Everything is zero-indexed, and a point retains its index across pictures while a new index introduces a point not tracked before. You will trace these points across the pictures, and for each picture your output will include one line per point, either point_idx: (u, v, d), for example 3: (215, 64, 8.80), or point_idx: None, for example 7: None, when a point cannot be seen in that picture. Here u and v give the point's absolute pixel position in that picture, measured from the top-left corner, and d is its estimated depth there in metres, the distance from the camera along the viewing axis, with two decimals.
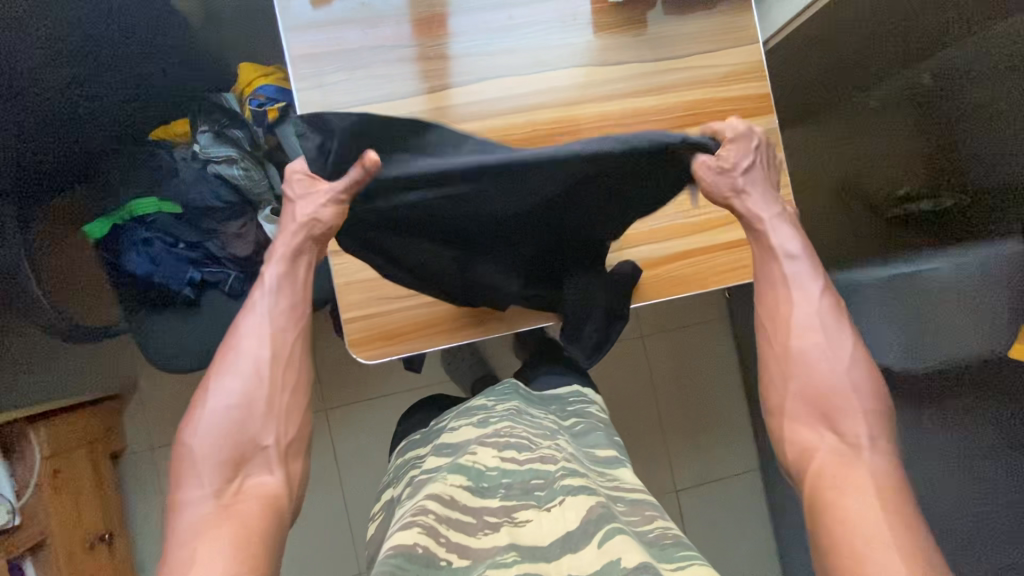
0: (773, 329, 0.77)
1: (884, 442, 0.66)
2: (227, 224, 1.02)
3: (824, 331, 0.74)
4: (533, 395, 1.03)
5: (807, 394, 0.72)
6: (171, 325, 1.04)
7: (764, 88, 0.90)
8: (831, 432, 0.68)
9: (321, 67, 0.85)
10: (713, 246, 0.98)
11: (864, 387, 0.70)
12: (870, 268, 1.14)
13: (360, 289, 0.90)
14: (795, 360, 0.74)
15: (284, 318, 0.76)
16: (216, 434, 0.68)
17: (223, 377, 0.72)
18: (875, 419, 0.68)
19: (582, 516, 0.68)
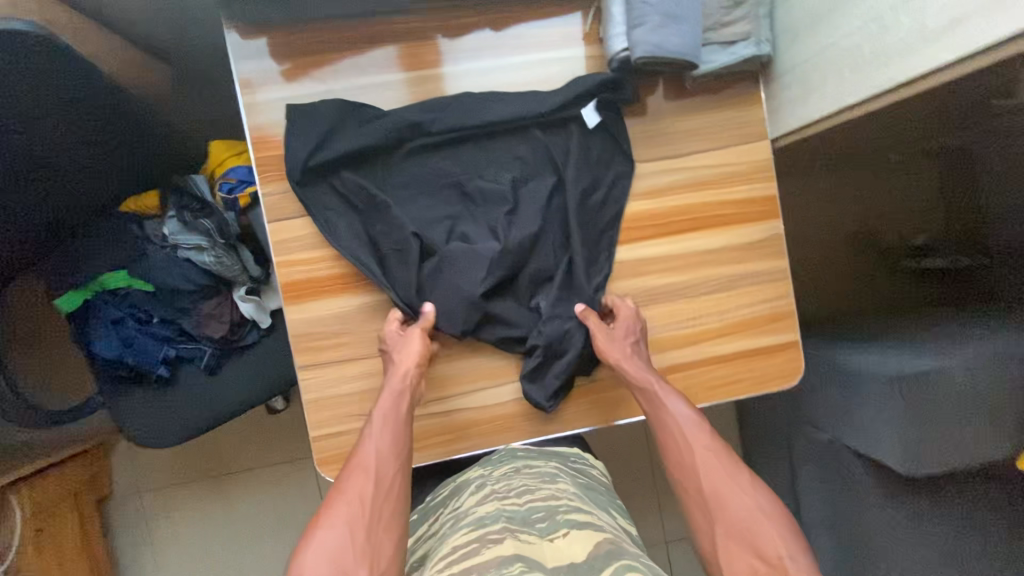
0: (687, 475, 0.75)
1: (803, 559, 0.64)
2: (201, 304, 0.99)
3: (727, 466, 0.74)
4: (532, 450, 0.89)
5: (733, 531, 0.69)
6: (144, 402, 1.01)
7: (771, 190, 0.83)
8: (755, 558, 0.66)
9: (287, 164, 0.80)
10: (714, 357, 0.84)
11: (772, 511, 0.69)
12: (875, 358, 1.07)
13: (329, 405, 0.82)
14: (714, 505, 0.71)
15: (390, 453, 0.74)
16: (318, 574, 0.63)
17: (332, 506, 0.69)
18: (795, 540, 0.66)
19: (591, 551, 0.64)
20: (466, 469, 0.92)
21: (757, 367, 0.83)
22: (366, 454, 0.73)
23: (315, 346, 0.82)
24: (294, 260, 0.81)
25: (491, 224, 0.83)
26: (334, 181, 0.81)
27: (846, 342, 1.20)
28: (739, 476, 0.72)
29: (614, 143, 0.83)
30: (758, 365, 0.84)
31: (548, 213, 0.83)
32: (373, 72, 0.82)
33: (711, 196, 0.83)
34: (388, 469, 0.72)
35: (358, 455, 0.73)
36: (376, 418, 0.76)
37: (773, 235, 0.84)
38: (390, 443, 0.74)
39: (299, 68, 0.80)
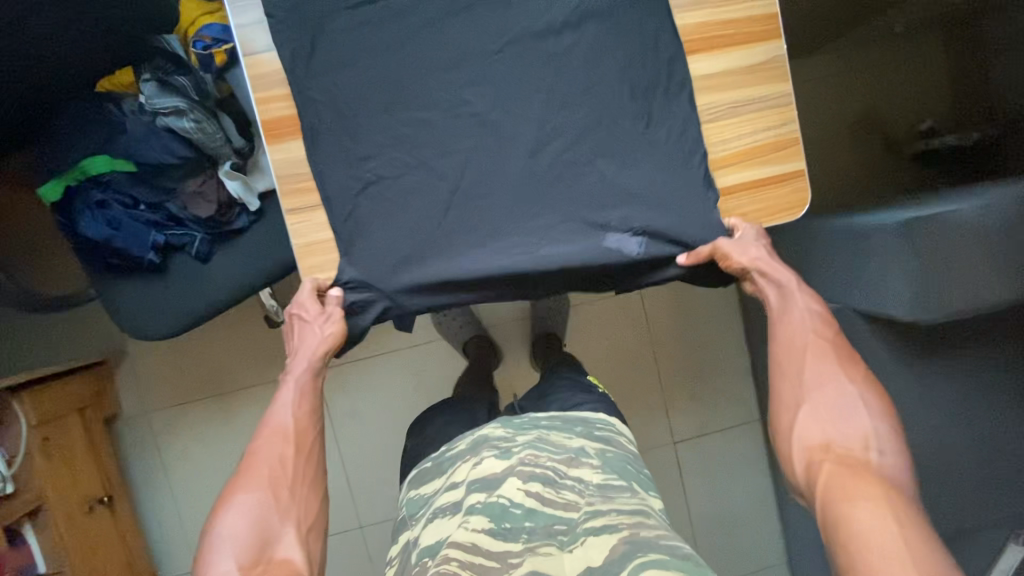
0: (791, 359, 0.77)
1: (896, 457, 0.64)
2: (186, 182, 0.96)
3: (835, 355, 0.75)
4: (556, 419, 0.94)
5: (818, 413, 0.70)
6: (139, 292, 1.00)
7: (771, 7, 0.78)
8: (842, 443, 0.66)
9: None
10: (729, 189, 0.81)
11: (872, 401, 0.69)
12: (877, 213, 1.04)
13: (321, 252, 0.79)
14: (811, 387, 0.73)
15: (304, 419, 0.75)
16: (246, 517, 0.65)
17: (253, 470, 0.69)
18: (890, 434, 0.66)
19: (609, 557, 0.67)
20: (485, 428, 0.92)
21: (773, 196, 0.81)
22: (281, 421, 0.73)
23: (304, 188, 0.77)
24: (271, 99, 0.76)
25: (481, 58, 0.78)
26: (312, 14, 0.75)
27: (851, 210, 1.15)
28: (838, 370, 0.73)
29: None
30: (774, 195, 0.81)
31: (540, 43, 0.78)
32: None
33: (703, 18, 0.79)
34: (307, 431, 0.74)
35: (272, 423, 0.74)
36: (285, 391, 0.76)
37: (774, 57, 0.80)
38: (305, 411, 0.75)
39: None
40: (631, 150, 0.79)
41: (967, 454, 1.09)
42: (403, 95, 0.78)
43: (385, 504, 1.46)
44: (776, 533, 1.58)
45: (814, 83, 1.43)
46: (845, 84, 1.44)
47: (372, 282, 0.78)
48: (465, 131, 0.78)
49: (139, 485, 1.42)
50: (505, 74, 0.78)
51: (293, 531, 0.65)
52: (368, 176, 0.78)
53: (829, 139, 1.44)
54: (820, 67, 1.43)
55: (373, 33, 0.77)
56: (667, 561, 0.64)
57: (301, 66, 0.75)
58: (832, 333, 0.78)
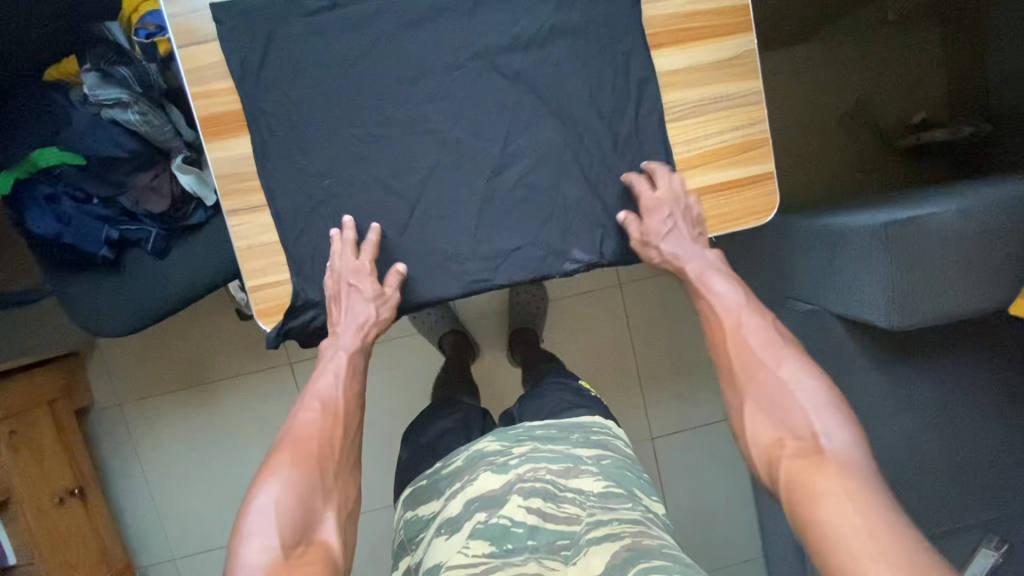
0: (722, 350, 0.73)
1: (843, 432, 0.60)
2: (137, 176, 0.93)
3: (761, 336, 0.71)
4: (550, 426, 0.90)
5: (760, 402, 0.66)
6: (94, 288, 0.97)
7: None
8: (792, 432, 0.62)
9: None
10: (703, 188, 0.76)
11: (805, 378, 0.65)
12: (856, 215, 0.99)
13: (264, 255, 0.72)
14: (744, 378, 0.68)
15: (352, 399, 0.69)
16: (289, 491, 0.58)
17: (295, 443, 0.63)
18: (832, 411, 0.62)
19: (610, 564, 0.68)
20: (478, 440, 0.88)
21: (750, 195, 0.76)
22: (330, 393, 0.67)
23: (244, 187, 0.70)
24: (208, 92, 0.69)
25: (436, 47, 0.70)
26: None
27: (832, 208, 1.11)
28: (766, 352, 0.69)
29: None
30: (750, 193, 0.76)
31: (500, 32, 0.71)
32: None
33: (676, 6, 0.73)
34: (350, 411, 0.69)
35: (317, 392, 0.68)
36: (330, 361, 0.70)
37: (746, 50, 0.75)
38: (354, 390, 0.70)
39: None
40: (598, 150, 0.74)
41: (935, 462, 1.07)
42: (353, 86, 0.70)
43: (361, 496, 1.46)
44: (753, 529, 1.58)
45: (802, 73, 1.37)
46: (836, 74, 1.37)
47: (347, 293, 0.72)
48: (423, 128, 0.71)
49: (113, 475, 1.42)
50: (464, 64, 0.71)
51: (336, 516, 0.60)
52: (314, 177, 0.71)
53: (817, 132, 1.39)
54: (812, 56, 1.37)
55: (316, 16, 0.69)
56: (670, 567, 0.65)
57: (241, 57, 0.68)
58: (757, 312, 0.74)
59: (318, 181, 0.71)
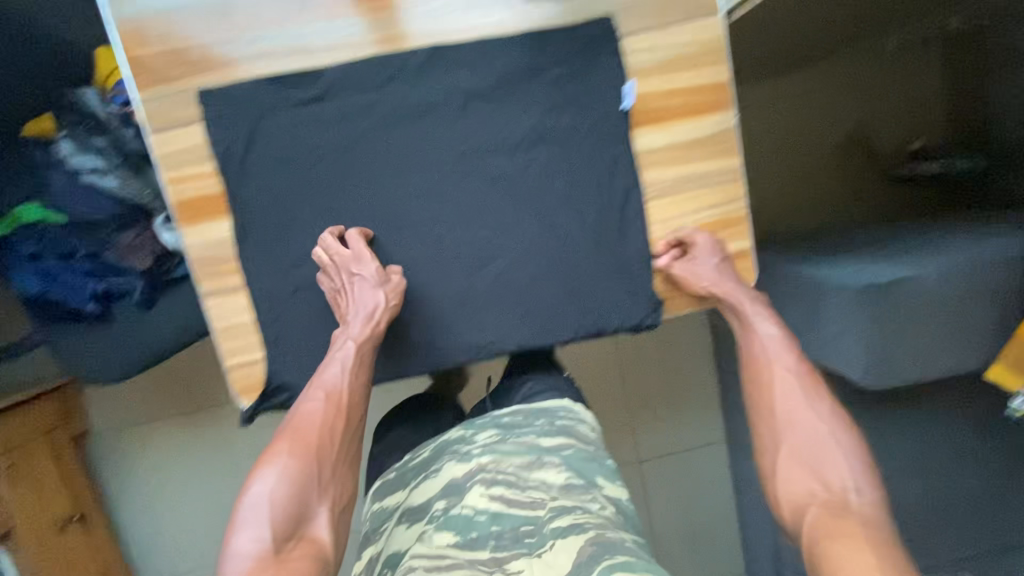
0: (759, 390, 0.74)
1: (871, 490, 0.63)
2: (119, 235, 0.93)
3: (807, 390, 0.72)
4: (512, 416, 0.88)
5: (796, 452, 0.68)
6: (80, 340, 0.97)
7: (722, 79, 0.71)
8: (819, 483, 0.65)
9: (165, 70, 0.66)
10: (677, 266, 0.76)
11: (844, 436, 0.68)
12: (842, 268, 0.98)
13: (243, 335, 0.73)
14: (783, 424, 0.70)
15: (357, 390, 0.67)
16: (286, 483, 0.59)
17: (292, 432, 0.63)
18: (867, 471, 0.65)
19: (575, 560, 0.63)
20: (443, 433, 0.88)
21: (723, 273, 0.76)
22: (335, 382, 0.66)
23: (221, 270, 0.71)
24: (183, 176, 0.68)
25: (412, 131, 0.70)
26: (222, 86, 0.67)
27: (819, 254, 1.11)
28: (806, 401, 0.70)
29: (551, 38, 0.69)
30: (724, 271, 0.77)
31: (476, 116, 0.71)
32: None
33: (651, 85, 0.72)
34: (354, 399, 0.67)
35: (322, 379, 0.66)
36: (339, 349, 0.68)
37: (726, 130, 0.73)
38: (361, 380, 0.68)
39: None
40: (576, 229, 0.73)
41: None
42: (330, 170, 0.70)
43: None
44: (737, 550, 1.62)
45: (791, 107, 1.33)
46: (826, 108, 1.33)
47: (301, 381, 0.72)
48: (399, 209, 0.72)
49: (112, 498, 1.46)
50: (440, 146, 0.71)
51: (329, 510, 0.61)
52: (291, 260, 0.71)
53: (808, 167, 1.35)
54: (803, 88, 1.32)
55: (286, 103, 0.68)
56: (636, 564, 0.60)
57: (215, 146, 0.67)
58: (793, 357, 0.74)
59: (295, 263, 0.71)
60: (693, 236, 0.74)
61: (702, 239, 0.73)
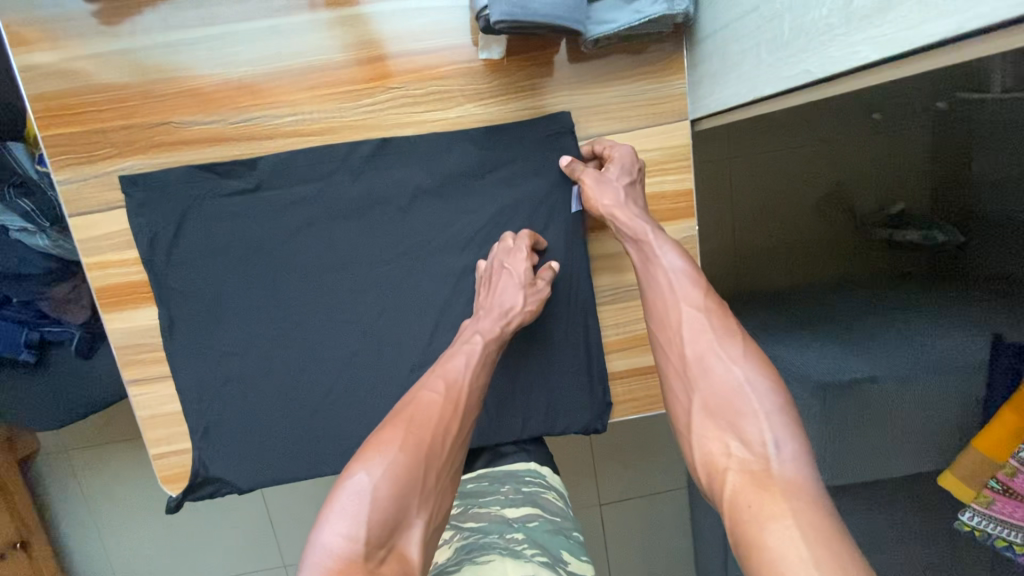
0: (667, 331, 0.63)
1: (793, 444, 0.52)
2: (53, 288, 0.87)
3: (717, 331, 0.60)
4: (476, 482, 0.81)
5: (709, 405, 0.57)
6: (13, 386, 0.92)
7: (685, 187, 0.68)
8: (737, 442, 0.54)
9: (88, 151, 0.62)
10: (629, 370, 0.74)
11: (761, 383, 0.55)
12: (806, 353, 0.96)
13: (167, 423, 0.69)
14: (694, 372, 0.59)
15: (474, 399, 0.60)
16: (390, 479, 0.51)
17: (403, 421, 0.55)
18: (784, 418, 0.54)
19: None
20: None
21: None
22: (459, 379, 0.59)
23: (145, 357, 0.67)
24: (106, 262, 0.64)
25: (355, 223, 0.66)
26: (151, 169, 0.63)
27: (794, 321, 1.05)
28: (721, 347, 0.59)
29: (506, 135, 0.65)
30: None
31: (424, 210, 0.67)
32: (180, 16, 0.60)
33: (597, 144, 0.66)
34: (470, 403, 0.60)
35: (444, 370, 0.60)
36: (465, 342, 0.63)
37: (688, 235, 0.70)
38: (480, 383, 0.61)
39: (113, 16, 0.60)
40: (524, 330, 0.71)
41: None
42: (265, 260, 0.66)
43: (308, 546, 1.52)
44: None
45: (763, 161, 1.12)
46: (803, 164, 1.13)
47: (228, 476, 0.68)
48: (338, 303, 0.67)
49: (59, 518, 1.44)
50: (384, 239, 0.67)
51: (424, 524, 0.52)
52: (222, 352, 0.67)
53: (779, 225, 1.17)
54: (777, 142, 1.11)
55: (220, 189, 0.64)
56: None
57: (141, 231, 0.63)
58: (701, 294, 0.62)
59: (225, 356, 0.67)
60: (610, 147, 0.65)
61: (619, 150, 0.65)
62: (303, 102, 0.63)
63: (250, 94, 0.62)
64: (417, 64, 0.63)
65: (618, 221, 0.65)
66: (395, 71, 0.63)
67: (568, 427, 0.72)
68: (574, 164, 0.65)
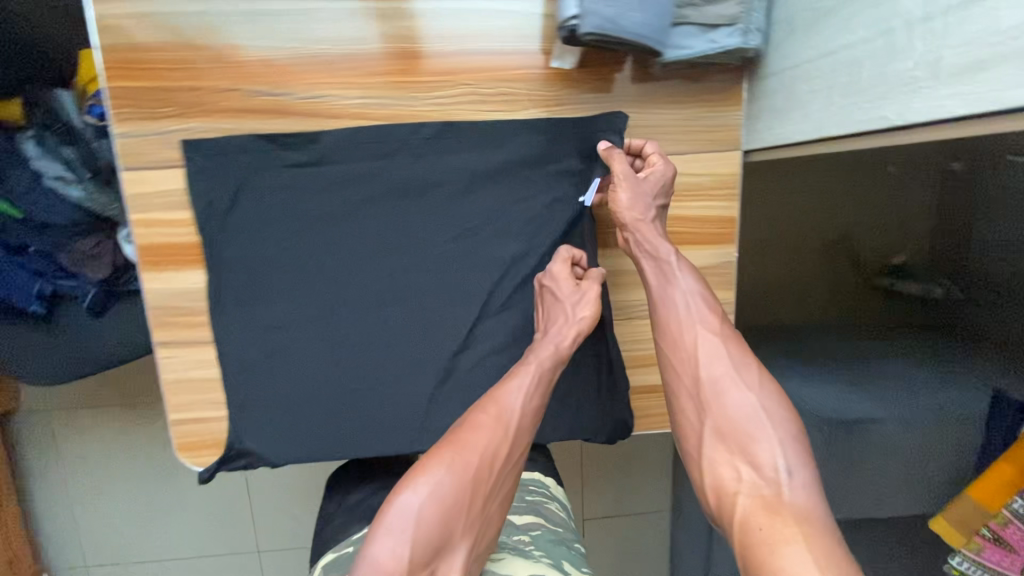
0: (679, 354, 0.64)
1: (805, 473, 0.55)
2: (78, 241, 0.86)
3: (732, 357, 0.62)
4: None
5: (722, 430, 0.59)
6: (18, 336, 0.90)
7: (729, 214, 0.70)
8: (748, 467, 0.57)
9: (152, 107, 0.61)
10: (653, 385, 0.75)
11: (775, 411, 0.58)
12: (815, 386, 0.98)
13: (192, 390, 0.68)
14: (708, 396, 0.61)
15: (528, 422, 0.62)
16: (440, 505, 0.55)
17: (455, 447, 0.58)
18: (796, 447, 0.57)
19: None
20: None
21: None
22: (512, 406, 0.61)
23: (178, 321, 0.66)
24: (154, 221, 0.63)
25: (410, 212, 0.67)
26: (212, 133, 0.62)
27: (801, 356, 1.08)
28: (737, 373, 0.61)
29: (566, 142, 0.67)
30: None
31: (477, 205, 0.68)
32: None
33: (640, 145, 0.67)
34: (523, 432, 0.62)
35: (498, 394, 0.62)
36: (520, 368, 0.64)
37: (727, 260, 0.72)
38: (534, 406, 0.63)
39: None
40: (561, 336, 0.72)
41: None
42: (316, 238, 0.66)
43: (287, 533, 1.49)
44: None
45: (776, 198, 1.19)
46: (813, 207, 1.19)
47: (258, 450, 0.69)
48: (382, 288, 0.68)
49: (32, 479, 1.40)
50: (435, 232, 0.68)
51: (466, 548, 0.56)
52: (264, 325, 0.67)
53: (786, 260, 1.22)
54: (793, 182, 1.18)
55: (278, 161, 0.64)
56: None
57: (197, 194, 0.63)
58: (718, 321, 0.64)
59: (266, 329, 0.67)
60: (656, 156, 0.66)
61: (661, 165, 0.66)
62: (373, 85, 0.63)
63: (322, 72, 0.63)
64: (489, 64, 0.64)
65: (634, 236, 0.66)
66: (466, 68, 0.64)
67: (594, 435, 0.74)
68: (618, 169, 0.64)
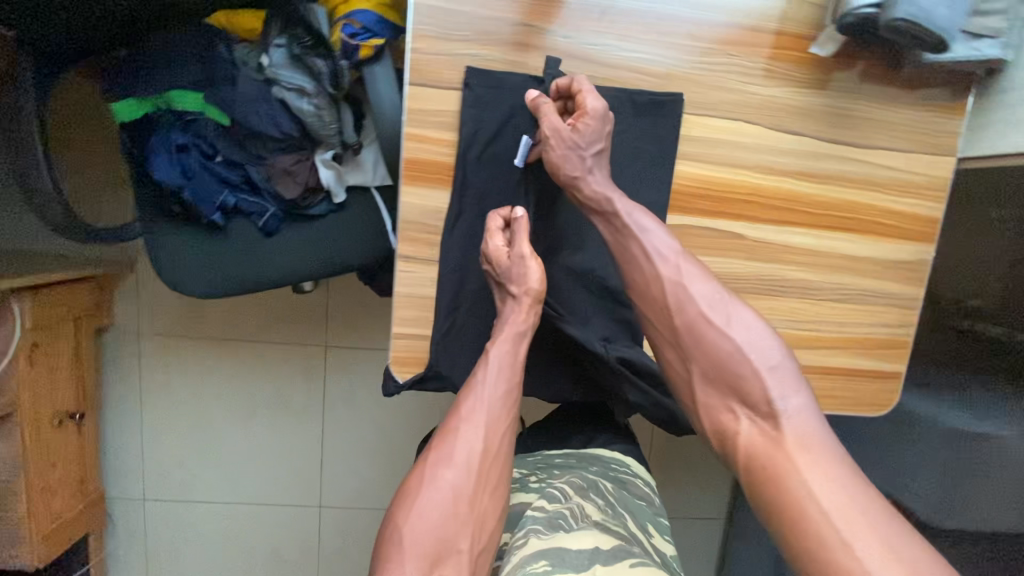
0: (658, 310, 0.67)
1: (799, 396, 0.59)
2: (278, 157, 0.88)
3: (701, 296, 0.65)
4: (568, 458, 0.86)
5: (709, 377, 0.63)
6: (185, 245, 0.87)
7: (932, 215, 0.76)
8: (745, 410, 0.61)
9: (448, 29, 0.64)
10: (832, 368, 0.79)
11: (754, 343, 0.62)
12: (935, 401, 1.04)
13: (418, 307, 0.70)
14: (687, 341, 0.65)
15: (502, 402, 0.68)
16: (434, 520, 0.60)
17: (440, 464, 0.63)
18: (782, 372, 0.60)
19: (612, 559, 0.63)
20: None
21: (870, 387, 0.80)
22: (480, 400, 0.67)
23: (422, 238, 0.69)
24: (426, 138, 0.66)
25: (650, 168, 0.72)
26: (495, 63, 0.66)
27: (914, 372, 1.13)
28: (712, 321, 0.64)
29: (805, 123, 0.72)
30: (872, 385, 0.80)
31: (711, 170, 0.72)
32: None
33: (570, 83, 0.66)
34: (498, 423, 0.67)
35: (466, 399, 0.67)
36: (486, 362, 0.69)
37: (920, 257, 0.77)
38: (502, 395, 0.68)
39: None
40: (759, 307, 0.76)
41: None
42: None
43: (353, 490, 1.48)
44: None
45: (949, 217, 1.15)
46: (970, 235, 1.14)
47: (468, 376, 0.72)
48: None
49: (109, 402, 1.39)
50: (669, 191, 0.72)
51: (468, 546, 0.60)
52: None
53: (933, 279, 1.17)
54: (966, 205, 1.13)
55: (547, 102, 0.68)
56: None
57: (470, 121, 0.67)
58: (683, 263, 0.67)
59: None
60: (585, 94, 0.65)
61: (592, 104, 0.65)
62: (648, 44, 0.68)
63: (606, 23, 0.67)
64: (755, 42, 0.69)
65: (586, 185, 0.68)
66: (733, 42, 0.69)
67: None
68: (547, 125, 0.65)
